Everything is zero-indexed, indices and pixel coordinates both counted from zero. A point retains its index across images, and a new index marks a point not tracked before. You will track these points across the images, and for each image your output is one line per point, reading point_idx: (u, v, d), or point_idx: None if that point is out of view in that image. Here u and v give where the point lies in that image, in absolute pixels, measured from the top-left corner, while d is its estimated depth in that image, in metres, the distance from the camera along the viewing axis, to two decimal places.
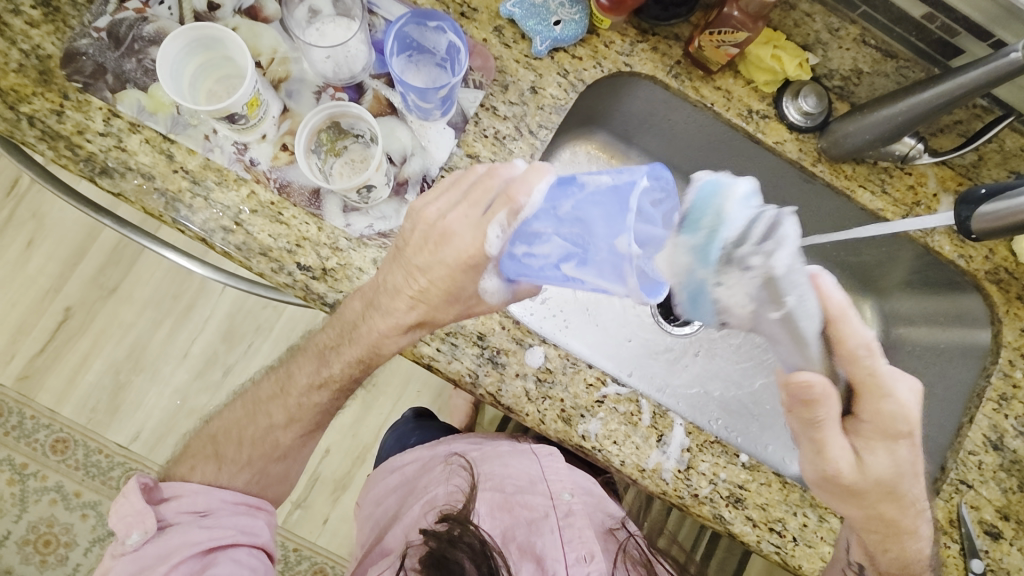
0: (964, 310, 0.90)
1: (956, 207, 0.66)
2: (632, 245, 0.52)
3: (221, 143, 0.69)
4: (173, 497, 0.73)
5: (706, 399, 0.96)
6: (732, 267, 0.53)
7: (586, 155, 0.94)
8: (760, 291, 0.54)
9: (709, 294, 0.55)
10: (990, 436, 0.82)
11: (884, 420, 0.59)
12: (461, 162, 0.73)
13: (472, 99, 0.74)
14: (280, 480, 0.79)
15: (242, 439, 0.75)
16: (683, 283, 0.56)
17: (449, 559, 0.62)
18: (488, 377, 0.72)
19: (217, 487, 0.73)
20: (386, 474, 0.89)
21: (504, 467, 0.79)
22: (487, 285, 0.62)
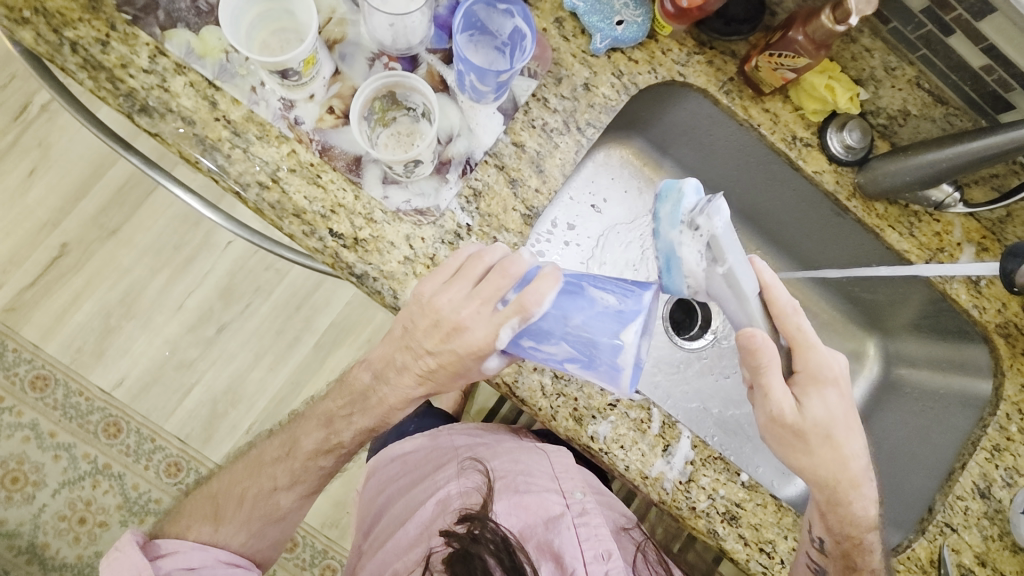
0: (968, 359, 0.92)
1: (1003, 258, 0.67)
2: (664, 229, 0.63)
3: (267, 97, 0.67)
4: (171, 553, 0.74)
5: (704, 415, 1.00)
6: (687, 231, 0.61)
7: (620, 159, 1.00)
8: (707, 250, 0.62)
9: (675, 259, 0.63)
10: (978, 484, 0.83)
11: (815, 370, 0.66)
12: (506, 149, 0.73)
13: (525, 88, 0.73)
14: (277, 537, 0.80)
15: (244, 499, 0.77)
16: (657, 247, 0.64)
17: (472, 554, 0.65)
18: (507, 367, 0.72)
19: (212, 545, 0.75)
20: (388, 460, 0.89)
21: (514, 464, 0.79)
22: (489, 363, 0.64)
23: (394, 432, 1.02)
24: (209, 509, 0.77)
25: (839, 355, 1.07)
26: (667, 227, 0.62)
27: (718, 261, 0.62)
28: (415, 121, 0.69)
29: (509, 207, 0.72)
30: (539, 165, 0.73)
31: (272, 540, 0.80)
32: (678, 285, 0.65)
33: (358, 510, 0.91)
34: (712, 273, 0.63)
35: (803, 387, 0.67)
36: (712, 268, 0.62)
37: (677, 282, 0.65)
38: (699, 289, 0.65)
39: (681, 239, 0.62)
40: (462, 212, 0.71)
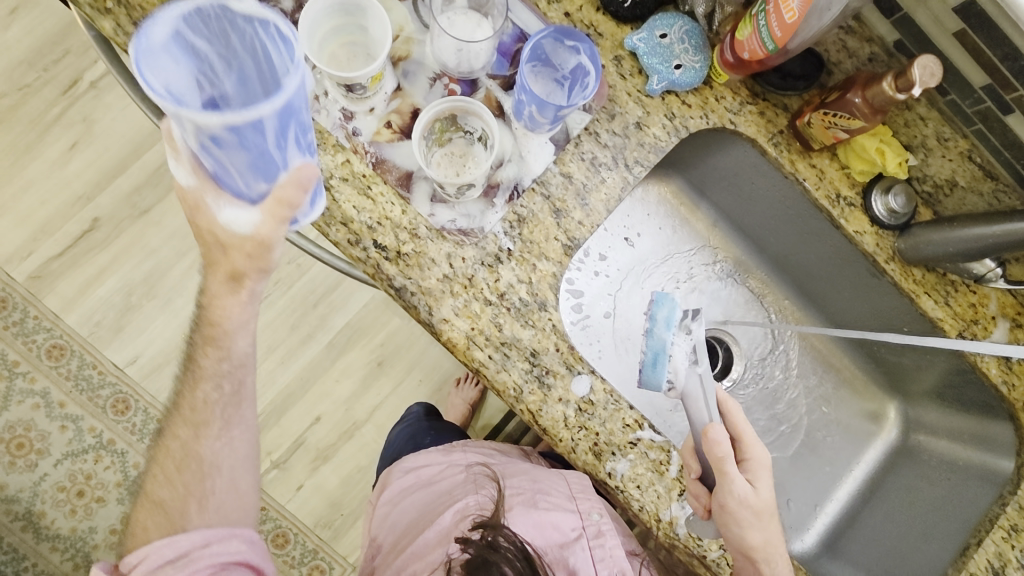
0: (990, 435, 0.91)
1: None
2: (662, 327, 0.79)
3: (329, 106, 0.68)
4: (139, 560, 0.66)
5: None
6: (680, 332, 0.79)
7: (657, 196, 1.01)
8: (690, 352, 0.78)
9: (666, 354, 0.78)
10: (993, 562, 0.82)
11: (763, 460, 0.71)
12: (553, 178, 0.74)
13: (578, 120, 0.74)
14: (237, 491, 0.72)
15: (177, 474, 0.70)
16: (650, 343, 0.80)
17: (490, 561, 0.66)
18: (532, 395, 0.71)
19: (179, 533, 0.67)
20: (405, 469, 0.89)
21: (532, 482, 0.79)
22: (232, 217, 0.60)
23: (408, 443, 1.02)
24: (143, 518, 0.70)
25: (857, 413, 1.06)
26: (664, 326, 0.79)
27: (697, 363, 0.77)
28: (468, 145, 0.71)
29: (552, 236, 0.73)
30: (585, 198, 0.74)
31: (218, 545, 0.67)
32: (659, 379, 0.79)
33: (369, 520, 0.91)
34: (692, 372, 0.76)
35: (752, 474, 0.71)
36: (693, 367, 0.76)
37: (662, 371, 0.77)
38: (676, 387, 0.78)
39: (675, 338, 0.79)
40: (505, 236, 0.72)
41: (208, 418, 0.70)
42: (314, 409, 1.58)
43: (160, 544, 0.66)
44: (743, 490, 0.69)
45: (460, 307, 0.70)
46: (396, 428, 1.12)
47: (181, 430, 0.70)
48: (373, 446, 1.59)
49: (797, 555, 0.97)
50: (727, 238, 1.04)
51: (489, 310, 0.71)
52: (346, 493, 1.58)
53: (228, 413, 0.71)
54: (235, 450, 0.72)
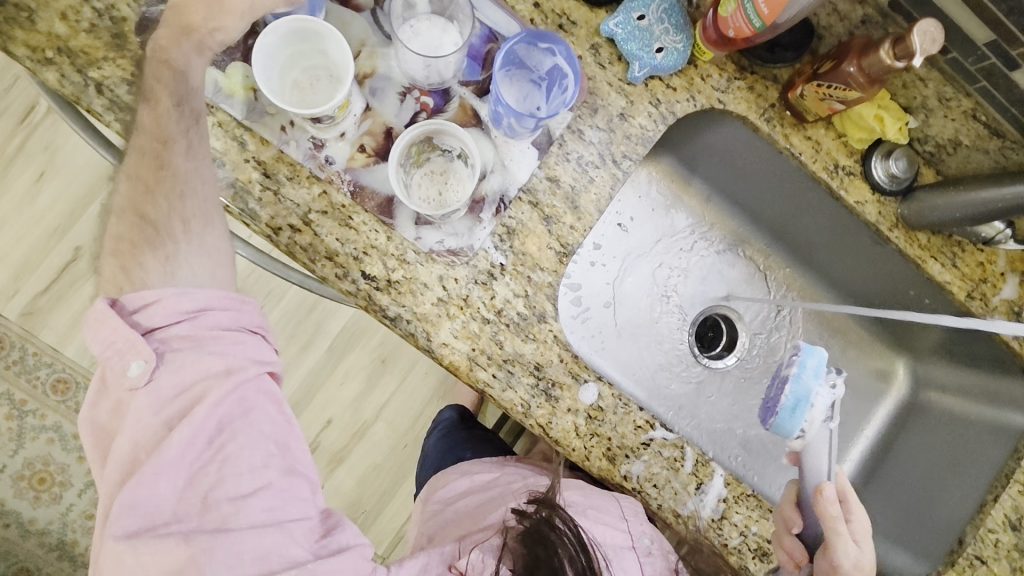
0: (1003, 391, 0.92)
1: None
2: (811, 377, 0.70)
3: (298, 136, 0.64)
4: (144, 308, 0.57)
5: (728, 436, 1.03)
6: (827, 384, 0.71)
7: (648, 177, 0.99)
8: (829, 408, 0.71)
9: (808, 403, 0.70)
10: (1010, 516, 0.84)
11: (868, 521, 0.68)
12: (540, 184, 0.71)
13: (560, 120, 0.71)
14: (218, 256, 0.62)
15: (155, 183, 0.60)
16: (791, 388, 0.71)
17: (547, 538, 0.68)
18: (540, 409, 0.70)
19: (193, 289, 0.58)
20: (462, 467, 0.91)
21: (584, 497, 0.78)
22: None
23: (447, 458, 1.05)
24: (107, 284, 0.59)
25: (866, 375, 1.06)
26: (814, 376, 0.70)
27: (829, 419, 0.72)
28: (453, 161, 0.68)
29: (544, 245, 0.71)
30: (574, 201, 0.72)
31: (240, 350, 0.59)
32: (791, 429, 0.71)
33: (416, 519, 0.90)
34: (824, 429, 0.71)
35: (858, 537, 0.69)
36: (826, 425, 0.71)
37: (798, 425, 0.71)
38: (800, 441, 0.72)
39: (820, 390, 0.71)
40: (496, 251, 0.70)
41: (173, 135, 0.60)
42: (325, 413, 1.60)
43: (172, 294, 0.57)
44: (854, 553, 0.67)
45: (458, 329, 0.69)
46: (432, 437, 1.16)
47: (148, 147, 0.60)
48: (389, 442, 1.61)
49: None
50: (723, 212, 1.03)
51: (488, 328, 0.69)
52: (366, 490, 1.61)
53: (195, 133, 0.60)
54: (217, 227, 0.62)
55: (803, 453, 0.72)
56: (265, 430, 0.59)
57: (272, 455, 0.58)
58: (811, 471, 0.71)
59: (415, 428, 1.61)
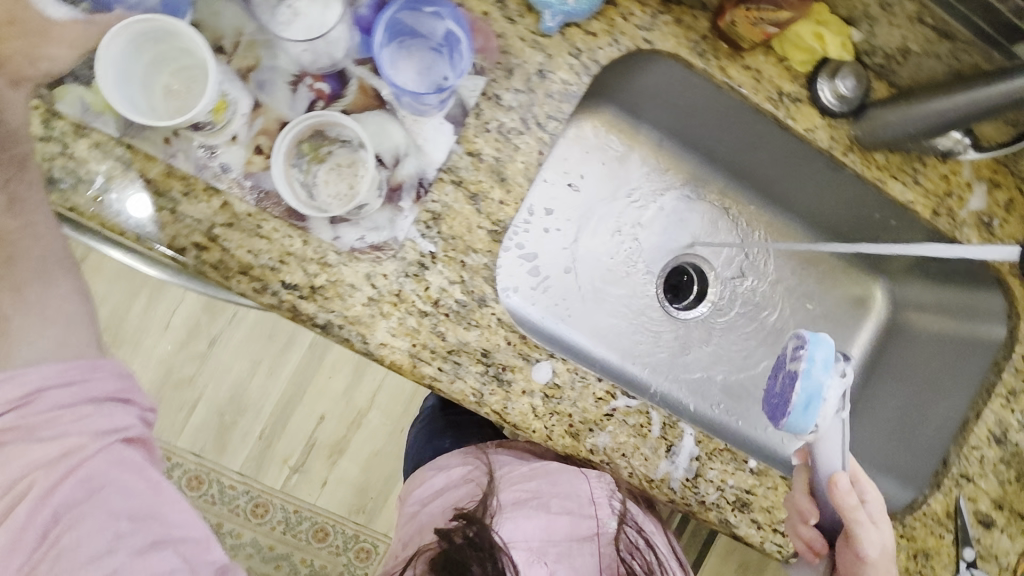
0: (980, 304, 0.87)
1: None
2: (823, 370, 0.65)
3: (185, 147, 0.59)
4: None
5: (709, 384, 1.01)
6: (838, 375, 0.66)
7: (592, 130, 0.93)
8: (841, 398, 0.66)
9: (823, 399, 0.65)
10: (994, 431, 0.83)
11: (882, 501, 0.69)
12: (461, 160, 0.65)
13: (472, 87, 0.65)
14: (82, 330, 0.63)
15: None
16: (803, 385, 0.65)
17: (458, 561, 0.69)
18: (493, 395, 0.68)
19: (24, 370, 0.58)
20: (443, 458, 0.90)
21: (550, 485, 0.77)
22: None
23: (429, 448, 1.05)
24: None
25: (843, 302, 1.03)
26: (825, 368, 0.65)
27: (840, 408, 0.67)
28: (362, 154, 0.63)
29: (474, 225, 0.66)
30: (501, 173, 0.67)
31: (80, 426, 0.58)
32: (805, 425, 0.66)
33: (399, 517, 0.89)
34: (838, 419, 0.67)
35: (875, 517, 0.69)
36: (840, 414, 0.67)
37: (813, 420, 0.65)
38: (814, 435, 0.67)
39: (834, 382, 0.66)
40: (423, 240, 0.65)
41: None
42: (316, 409, 1.59)
43: (1, 380, 0.57)
44: (871, 533, 0.68)
45: (396, 326, 0.65)
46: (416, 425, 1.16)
47: None
48: (386, 428, 1.61)
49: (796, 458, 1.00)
50: (677, 157, 0.97)
51: (427, 321, 0.66)
52: (370, 478, 1.62)
53: (19, 181, 0.58)
54: (55, 284, 0.63)
55: (815, 444, 0.68)
56: (116, 507, 0.58)
57: (123, 532, 0.57)
58: (825, 462, 0.68)
59: (411, 406, 1.62)
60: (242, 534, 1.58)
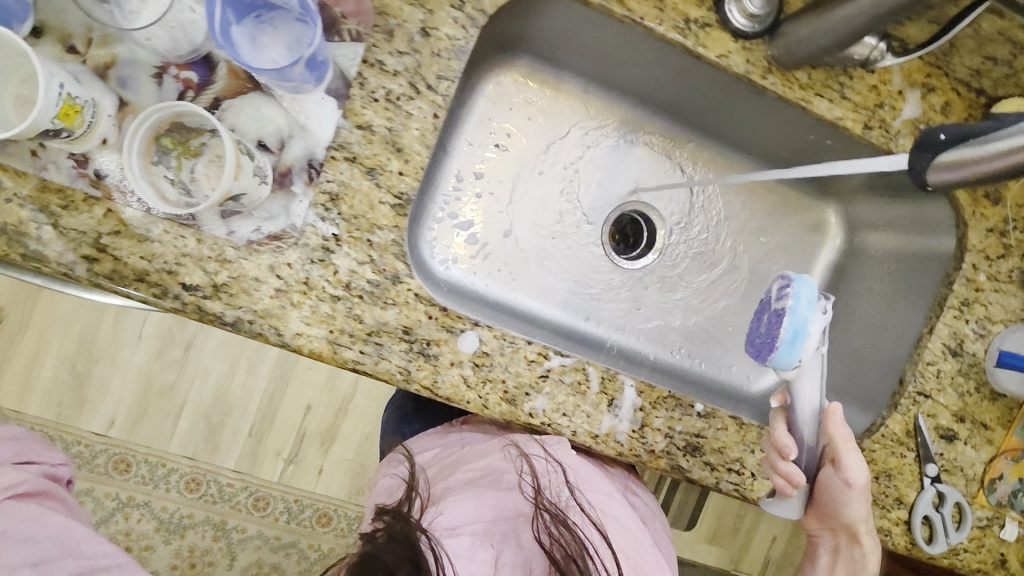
0: (929, 216, 0.84)
1: (914, 155, 0.54)
2: (807, 307, 0.68)
3: (56, 158, 0.57)
4: None
5: (667, 330, 1.00)
6: (818, 312, 0.70)
7: (513, 85, 0.89)
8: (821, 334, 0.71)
9: (806, 333, 0.68)
10: (949, 344, 0.81)
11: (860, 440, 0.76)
12: (351, 135, 0.62)
13: (350, 56, 0.61)
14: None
15: None
16: (790, 320, 0.68)
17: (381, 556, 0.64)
18: (422, 371, 0.67)
19: None
20: (401, 447, 0.87)
21: (502, 461, 0.75)
22: None
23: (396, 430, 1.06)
24: None
25: (798, 231, 1.01)
26: (808, 305, 0.68)
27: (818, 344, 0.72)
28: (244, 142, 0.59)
29: (376, 201, 0.64)
30: (396, 143, 0.64)
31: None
32: (790, 360, 0.69)
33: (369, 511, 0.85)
34: (817, 354, 0.72)
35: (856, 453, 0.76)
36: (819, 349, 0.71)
37: (796, 355, 0.69)
38: (796, 369, 0.71)
39: (815, 319, 0.70)
40: (323, 223, 0.63)
41: None
42: (302, 400, 1.60)
43: None
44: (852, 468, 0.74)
45: (309, 314, 0.64)
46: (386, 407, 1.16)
47: None
48: (374, 410, 1.63)
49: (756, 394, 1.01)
50: (606, 104, 0.93)
51: (341, 306, 0.64)
52: (364, 460, 1.65)
53: None
54: None
55: (792, 382, 0.73)
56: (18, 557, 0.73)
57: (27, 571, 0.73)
58: (803, 402, 0.73)
59: None
60: (247, 529, 1.61)
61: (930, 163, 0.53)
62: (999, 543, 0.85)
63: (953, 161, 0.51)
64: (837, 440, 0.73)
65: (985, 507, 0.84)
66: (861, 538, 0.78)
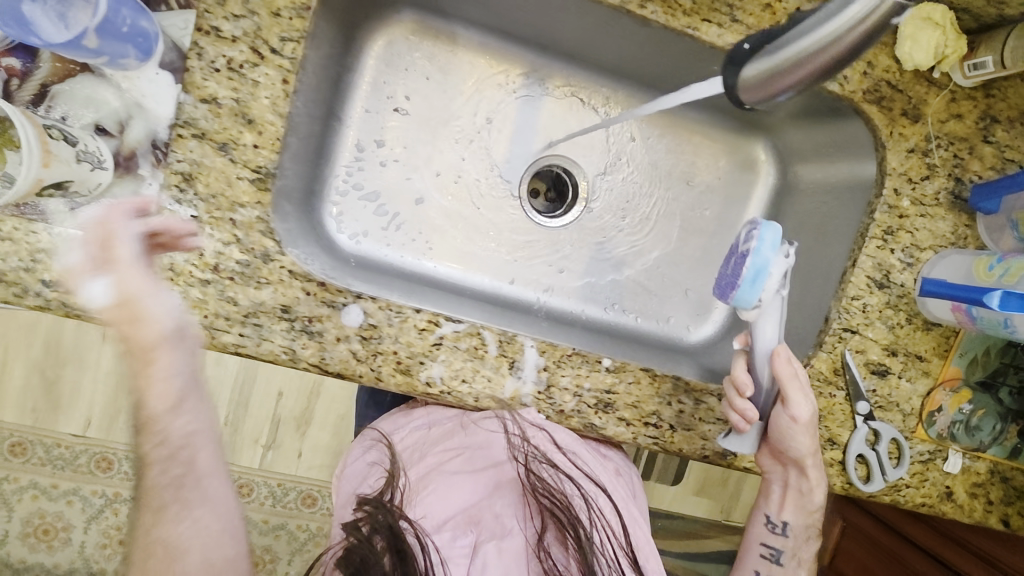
0: (849, 139, 0.78)
1: (725, 70, 0.59)
2: (770, 248, 0.65)
3: None
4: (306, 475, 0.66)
5: (601, 286, 0.97)
6: (783, 254, 0.66)
7: (403, 43, 0.85)
8: (782, 276, 0.67)
9: (768, 274, 0.65)
10: (874, 276, 0.77)
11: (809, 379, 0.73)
12: (196, 111, 0.59)
13: (181, 25, 0.58)
14: (201, 517, 0.57)
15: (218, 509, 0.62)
16: (752, 260, 0.65)
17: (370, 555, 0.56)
18: (307, 349, 0.65)
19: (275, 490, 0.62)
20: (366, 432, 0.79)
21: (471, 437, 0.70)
22: None
23: None
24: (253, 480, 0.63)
25: (730, 170, 0.97)
26: (772, 246, 0.65)
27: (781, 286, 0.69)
28: (79, 129, 0.57)
29: (233, 178, 0.61)
30: (246, 115, 0.61)
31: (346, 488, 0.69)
32: (750, 301, 0.67)
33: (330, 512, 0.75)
34: (778, 296, 0.69)
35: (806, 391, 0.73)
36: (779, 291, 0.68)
37: (755, 296, 0.66)
38: (755, 312, 0.69)
39: (779, 260, 0.66)
40: (179, 206, 0.60)
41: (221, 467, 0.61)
42: (273, 386, 1.61)
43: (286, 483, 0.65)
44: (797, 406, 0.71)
45: (179, 301, 0.62)
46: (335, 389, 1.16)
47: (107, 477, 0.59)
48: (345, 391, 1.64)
49: (693, 344, 0.98)
50: (506, 53, 0.89)
51: (212, 289, 0.62)
52: (342, 441, 1.66)
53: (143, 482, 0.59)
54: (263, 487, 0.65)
55: (752, 323, 0.71)
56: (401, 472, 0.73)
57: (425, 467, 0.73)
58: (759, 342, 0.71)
59: None
60: None
61: (738, 77, 0.58)
62: (944, 476, 0.82)
63: (756, 75, 0.55)
64: (780, 378, 0.71)
65: (927, 441, 0.81)
66: (809, 472, 0.75)
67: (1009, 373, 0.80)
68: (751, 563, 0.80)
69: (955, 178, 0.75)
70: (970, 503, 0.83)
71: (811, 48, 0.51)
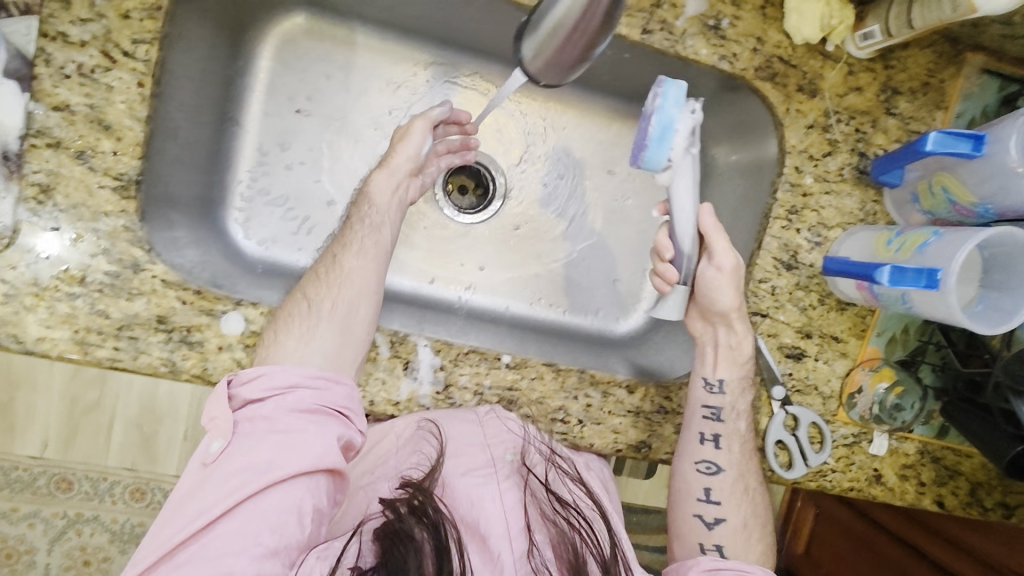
0: (752, 117, 0.76)
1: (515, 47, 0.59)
2: (673, 104, 0.60)
3: None
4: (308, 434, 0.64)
5: (529, 282, 0.95)
6: (690, 109, 0.61)
7: (294, 41, 0.83)
8: (692, 135, 0.62)
9: (671, 132, 0.61)
10: (782, 258, 0.75)
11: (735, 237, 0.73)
12: (49, 119, 0.59)
13: (23, 32, 0.57)
14: (365, 261, 0.69)
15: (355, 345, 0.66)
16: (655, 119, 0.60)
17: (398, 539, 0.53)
18: (188, 360, 0.63)
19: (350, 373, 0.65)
20: (387, 418, 0.77)
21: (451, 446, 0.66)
22: None
23: None
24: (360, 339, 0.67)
25: None
26: (675, 102, 0.60)
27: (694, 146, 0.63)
28: None
29: (92, 186, 0.61)
30: (103, 120, 0.60)
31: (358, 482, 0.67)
32: (658, 161, 0.62)
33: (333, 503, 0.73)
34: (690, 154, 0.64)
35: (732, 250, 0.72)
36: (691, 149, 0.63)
37: (660, 157, 0.62)
38: (668, 172, 0.64)
39: (685, 119, 0.61)
40: (38, 218, 0.59)
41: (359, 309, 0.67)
42: None
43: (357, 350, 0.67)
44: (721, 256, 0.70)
45: (48, 317, 0.60)
46: None
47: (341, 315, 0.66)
48: None
49: (624, 336, 0.96)
50: (404, 51, 0.87)
51: (81, 304, 0.61)
52: None
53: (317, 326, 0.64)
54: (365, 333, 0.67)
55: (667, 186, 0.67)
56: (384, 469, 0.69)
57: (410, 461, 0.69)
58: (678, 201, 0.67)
59: None
60: None
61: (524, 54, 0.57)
62: (871, 460, 0.78)
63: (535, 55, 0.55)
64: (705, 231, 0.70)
65: (850, 424, 0.78)
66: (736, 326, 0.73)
67: (927, 350, 0.78)
68: (696, 425, 0.74)
69: (858, 153, 0.73)
70: (901, 486, 0.79)
71: (571, 8, 0.51)
